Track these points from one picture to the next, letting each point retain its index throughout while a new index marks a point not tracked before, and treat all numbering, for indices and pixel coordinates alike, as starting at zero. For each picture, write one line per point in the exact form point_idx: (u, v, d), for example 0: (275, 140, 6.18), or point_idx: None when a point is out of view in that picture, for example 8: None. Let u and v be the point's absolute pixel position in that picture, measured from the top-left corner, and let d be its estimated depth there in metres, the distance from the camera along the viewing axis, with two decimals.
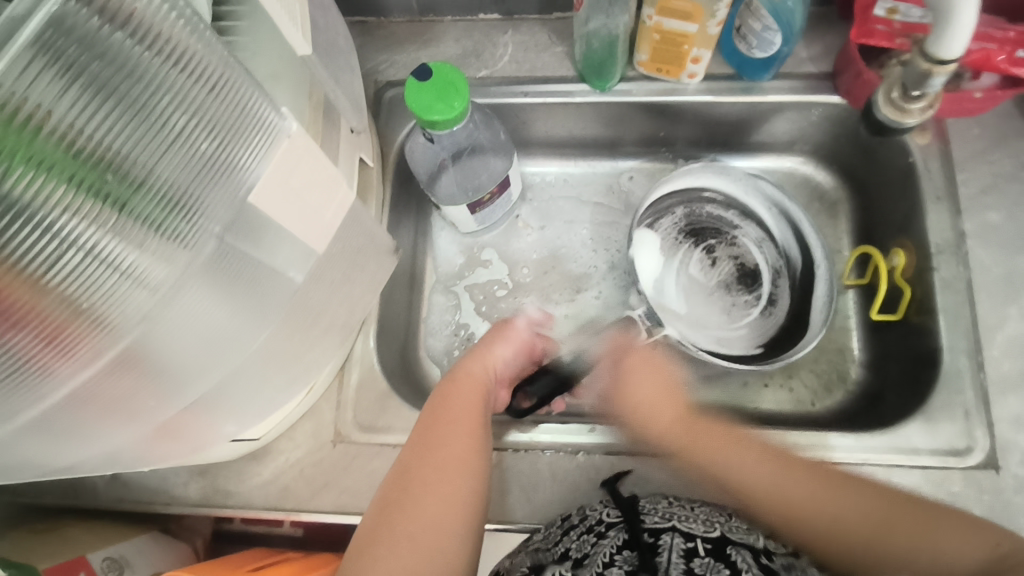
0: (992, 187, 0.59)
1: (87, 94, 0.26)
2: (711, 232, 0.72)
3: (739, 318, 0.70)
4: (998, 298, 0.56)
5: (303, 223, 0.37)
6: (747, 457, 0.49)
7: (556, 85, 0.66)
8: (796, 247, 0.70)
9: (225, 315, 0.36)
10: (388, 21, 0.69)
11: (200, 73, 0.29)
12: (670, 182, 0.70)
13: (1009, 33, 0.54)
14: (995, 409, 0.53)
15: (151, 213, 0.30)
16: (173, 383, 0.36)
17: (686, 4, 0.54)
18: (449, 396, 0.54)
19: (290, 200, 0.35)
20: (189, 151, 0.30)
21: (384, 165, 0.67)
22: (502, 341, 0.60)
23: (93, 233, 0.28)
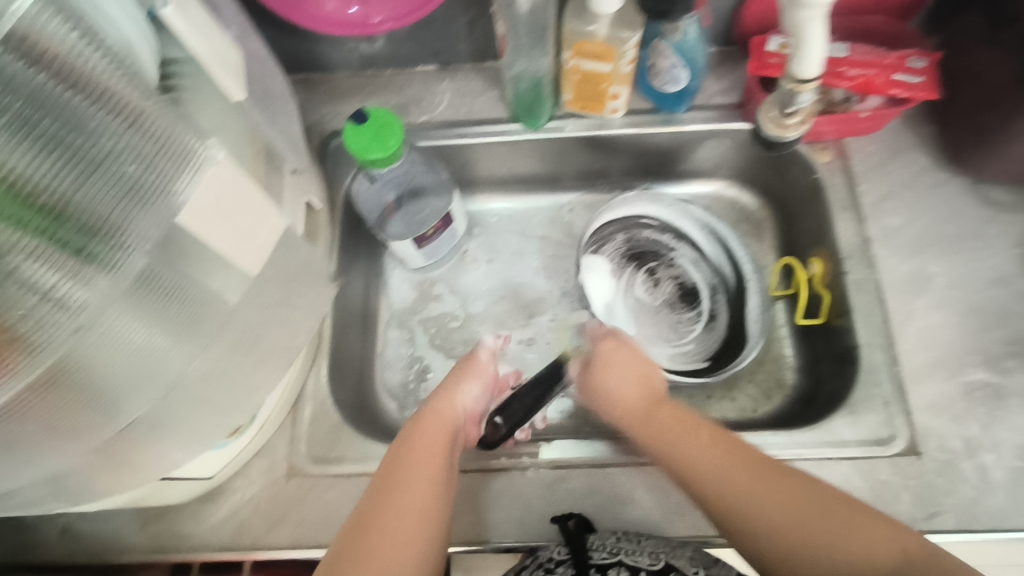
0: (891, 195, 0.64)
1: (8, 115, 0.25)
2: (651, 256, 0.76)
3: (685, 334, 0.73)
4: (904, 295, 0.61)
5: (238, 245, 0.34)
6: (702, 454, 0.49)
7: (492, 125, 0.71)
8: (728, 264, 0.74)
9: (160, 336, 0.34)
10: (332, 76, 0.74)
11: (119, 96, 0.28)
12: (606, 213, 0.75)
13: (886, 59, 0.61)
14: (912, 397, 0.57)
15: (79, 238, 0.28)
16: (105, 403, 0.34)
17: (598, 46, 0.60)
18: (416, 435, 0.54)
19: (219, 224, 0.32)
20: (112, 173, 0.28)
21: (333, 207, 0.70)
22: (472, 374, 0.61)
23: (14, 256, 0.26)
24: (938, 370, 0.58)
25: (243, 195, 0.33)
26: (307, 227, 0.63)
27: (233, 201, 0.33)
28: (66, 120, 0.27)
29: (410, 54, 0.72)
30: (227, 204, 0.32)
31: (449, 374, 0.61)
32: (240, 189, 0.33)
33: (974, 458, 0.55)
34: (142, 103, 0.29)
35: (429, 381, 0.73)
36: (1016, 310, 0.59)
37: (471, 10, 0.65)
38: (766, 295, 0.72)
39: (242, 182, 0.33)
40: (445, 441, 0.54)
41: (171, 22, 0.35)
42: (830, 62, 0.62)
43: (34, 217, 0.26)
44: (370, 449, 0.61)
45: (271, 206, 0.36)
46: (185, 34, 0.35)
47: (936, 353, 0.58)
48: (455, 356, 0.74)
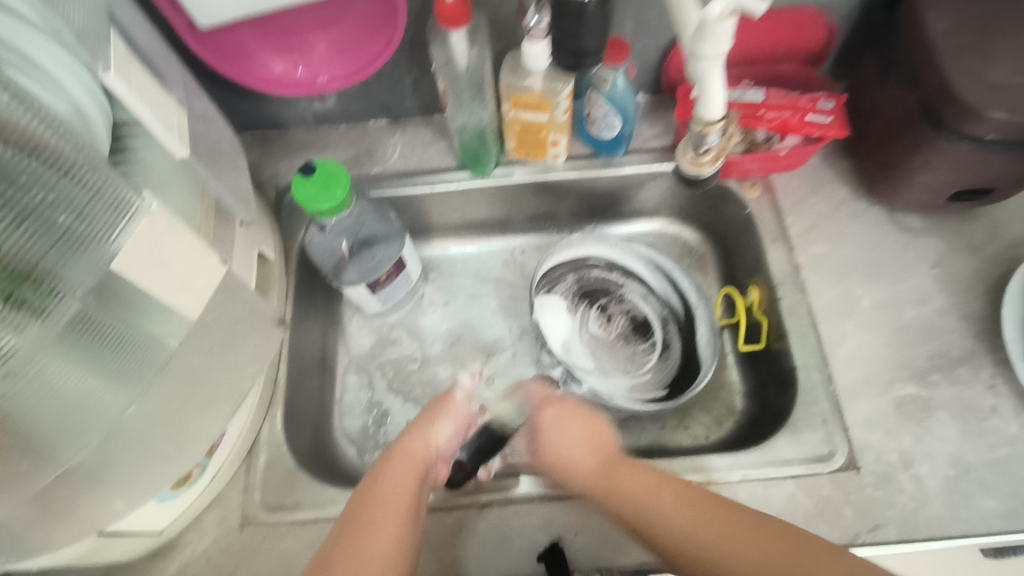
0: (816, 225, 0.69)
1: None
2: (603, 292, 0.78)
3: (642, 365, 0.75)
4: (834, 318, 0.64)
5: (177, 289, 0.36)
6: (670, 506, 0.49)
7: (441, 174, 0.75)
8: (675, 294, 0.77)
9: (90, 379, 0.34)
10: (287, 133, 0.77)
11: (54, 149, 0.29)
12: (555, 254, 0.77)
13: (799, 102, 0.66)
14: (848, 413, 0.60)
15: (11, 290, 0.28)
16: (37, 453, 0.33)
17: (533, 98, 0.64)
18: (380, 481, 0.53)
19: (160, 272, 0.35)
20: (45, 222, 0.29)
21: (288, 256, 0.72)
22: (445, 415, 0.60)
23: None
24: (871, 386, 0.61)
25: (180, 242, 0.36)
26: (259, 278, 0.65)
27: (171, 248, 0.35)
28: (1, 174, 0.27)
29: (361, 110, 0.75)
30: (164, 250, 0.35)
31: (422, 416, 0.60)
32: (177, 236, 0.35)
33: (910, 468, 0.57)
34: (78, 158, 0.30)
35: (388, 425, 0.73)
36: (936, 327, 0.63)
37: (416, 68, 0.69)
38: (715, 323, 0.74)
39: (177, 229, 0.35)
40: (411, 484, 0.53)
41: (112, 87, 0.37)
42: (749, 106, 0.67)
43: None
44: (324, 493, 0.60)
45: (209, 251, 0.38)
46: (126, 97, 0.38)
47: (868, 371, 0.61)
48: (414, 398, 0.75)
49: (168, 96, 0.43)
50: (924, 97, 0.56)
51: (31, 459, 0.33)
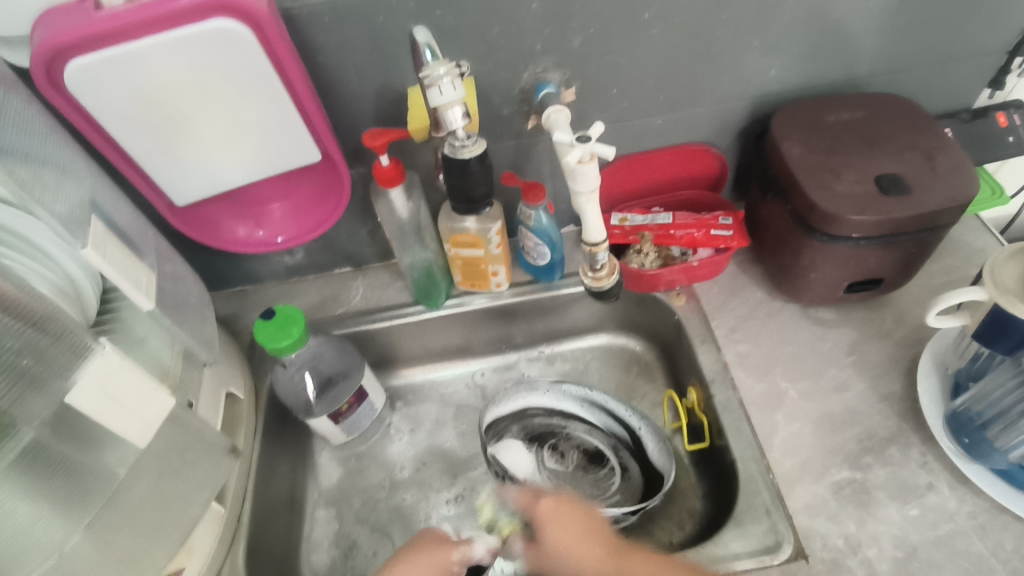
0: (738, 326, 0.75)
1: None
2: (551, 435, 0.81)
3: (607, 489, 0.77)
4: (764, 409, 0.68)
5: (129, 422, 0.42)
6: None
7: (399, 310, 0.83)
8: (617, 424, 0.79)
9: (38, 505, 0.39)
10: (262, 286, 0.86)
11: (18, 301, 0.37)
12: (494, 409, 0.80)
13: (703, 221, 0.76)
14: (790, 501, 0.61)
15: None
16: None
17: (469, 236, 0.74)
18: None
19: (111, 406, 0.40)
20: (9, 362, 0.36)
21: (258, 396, 0.77)
22: (422, 557, 0.58)
23: None
24: (807, 473, 0.63)
25: (133, 380, 0.41)
26: (225, 420, 0.71)
27: (124, 383, 0.41)
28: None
29: (327, 261, 0.85)
30: (117, 385, 0.40)
31: (409, 553, 0.59)
32: (130, 376, 0.41)
33: (858, 553, 0.57)
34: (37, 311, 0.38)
35: (355, 557, 0.74)
36: (859, 410, 0.66)
37: (369, 222, 0.80)
38: (662, 434, 0.77)
39: (130, 370, 0.41)
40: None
41: (90, 258, 0.45)
42: (661, 227, 0.76)
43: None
44: None
45: (160, 387, 0.44)
46: (102, 265, 0.46)
47: (802, 458, 0.64)
48: (380, 528, 0.76)
49: (140, 262, 0.51)
50: (795, 209, 0.66)
51: None
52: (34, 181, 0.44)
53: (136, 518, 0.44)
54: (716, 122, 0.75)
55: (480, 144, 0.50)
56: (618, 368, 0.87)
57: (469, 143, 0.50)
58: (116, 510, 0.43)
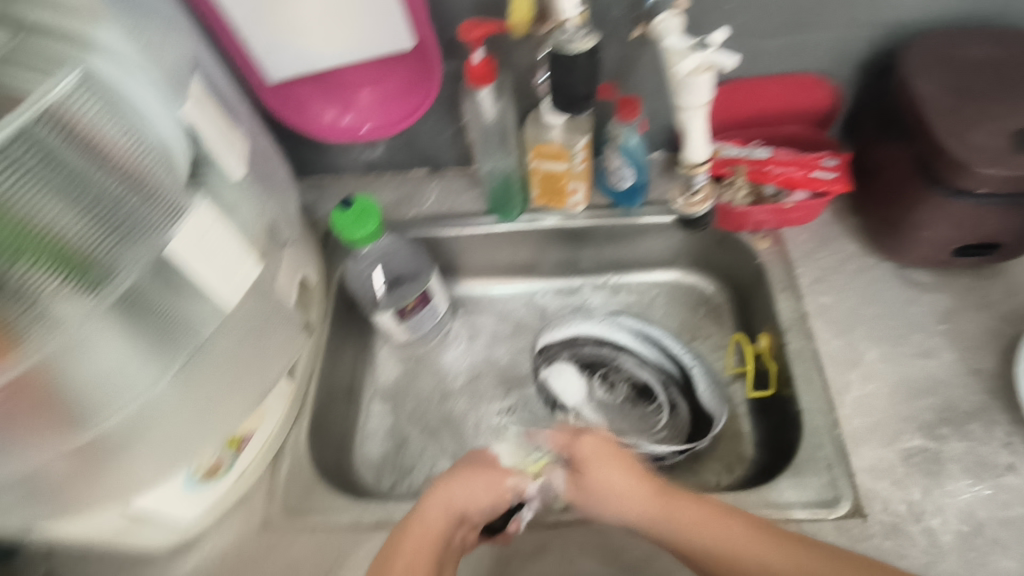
0: (824, 277, 0.71)
1: (40, 170, 0.33)
2: (602, 365, 0.80)
3: (654, 424, 0.76)
4: (840, 364, 0.65)
5: (218, 277, 0.43)
6: (712, 532, 0.52)
7: (470, 218, 0.82)
8: (669, 359, 0.77)
9: (132, 344, 0.42)
10: (340, 179, 0.87)
11: (118, 152, 0.37)
12: (548, 334, 0.80)
13: (806, 160, 0.71)
14: (854, 461, 0.59)
15: (77, 263, 0.36)
16: (85, 401, 0.40)
17: (553, 148, 0.71)
18: (403, 547, 0.54)
19: (203, 260, 0.42)
20: (109, 213, 0.37)
21: (328, 286, 0.79)
22: (479, 478, 0.60)
23: (30, 273, 0.34)
24: (877, 435, 0.60)
25: (223, 237, 0.43)
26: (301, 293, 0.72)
27: (215, 240, 0.42)
28: (75, 175, 0.35)
29: (405, 161, 0.84)
30: (211, 240, 0.42)
31: (461, 468, 0.61)
32: (220, 234, 0.43)
33: (920, 521, 0.55)
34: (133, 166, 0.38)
35: (406, 451, 0.77)
36: (945, 380, 0.63)
37: (452, 124, 0.78)
38: (715, 380, 0.75)
39: (221, 228, 0.43)
40: (431, 556, 0.54)
41: (189, 117, 0.45)
42: (757, 162, 0.71)
43: (47, 239, 0.34)
44: (336, 502, 0.64)
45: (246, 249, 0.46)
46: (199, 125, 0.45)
47: (874, 419, 0.61)
48: (432, 427, 0.79)
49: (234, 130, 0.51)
50: (918, 154, 0.60)
51: (73, 403, 0.40)
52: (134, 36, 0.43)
53: (211, 371, 0.47)
54: (841, 50, 0.68)
55: (592, 40, 0.46)
56: (685, 307, 0.84)
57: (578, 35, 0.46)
58: (196, 360, 0.45)
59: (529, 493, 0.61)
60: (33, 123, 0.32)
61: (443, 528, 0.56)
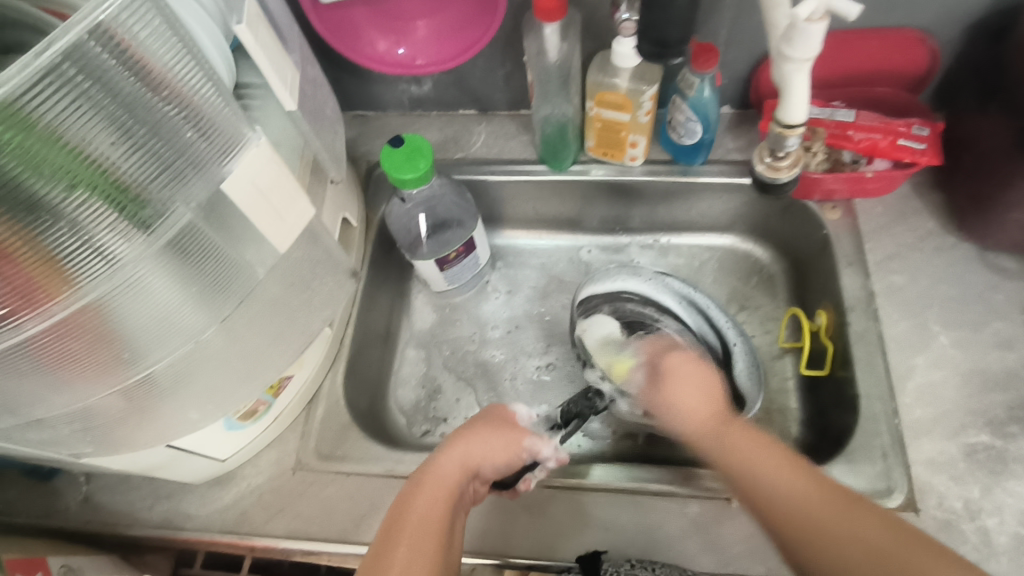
0: (896, 255, 0.66)
1: (90, 94, 0.30)
2: (641, 327, 0.76)
3: None
4: (906, 350, 0.61)
5: (269, 219, 0.40)
6: (779, 473, 0.49)
7: (519, 165, 0.78)
8: (712, 331, 0.73)
9: (188, 290, 0.38)
10: (384, 114, 0.82)
11: (179, 80, 0.33)
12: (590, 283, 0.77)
13: (893, 126, 0.65)
14: (911, 452, 0.57)
15: (128, 201, 0.33)
16: (136, 345, 0.38)
17: (618, 97, 0.65)
18: (421, 493, 0.53)
19: (258, 199, 0.39)
20: (164, 146, 0.33)
21: (368, 228, 0.77)
22: (494, 433, 0.59)
23: (76, 208, 0.31)
24: (938, 427, 0.57)
25: (277, 176, 0.40)
26: (341, 236, 0.71)
27: (270, 177, 0.39)
28: (129, 101, 0.31)
29: (454, 100, 0.80)
30: (266, 179, 0.39)
31: (477, 423, 0.60)
32: (275, 172, 0.39)
33: (976, 520, 0.53)
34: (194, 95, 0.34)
35: (439, 401, 0.76)
36: (1019, 375, 0.59)
37: (509, 63, 0.72)
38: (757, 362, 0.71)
39: (279, 165, 0.39)
40: (445, 509, 0.52)
41: (242, 36, 0.41)
42: (838, 125, 0.65)
43: (95, 169, 0.31)
44: (371, 450, 0.64)
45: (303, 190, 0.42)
46: (252, 47, 0.41)
47: (937, 410, 0.58)
48: (466, 378, 0.78)
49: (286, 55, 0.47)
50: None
51: (125, 346, 0.37)
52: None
53: (256, 317, 0.44)
54: (951, 4, 0.61)
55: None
56: (737, 274, 0.80)
57: None
58: (243, 305, 0.43)
59: (544, 454, 0.61)
60: (86, 39, 0.28)
61: (459, 478, 0.55)
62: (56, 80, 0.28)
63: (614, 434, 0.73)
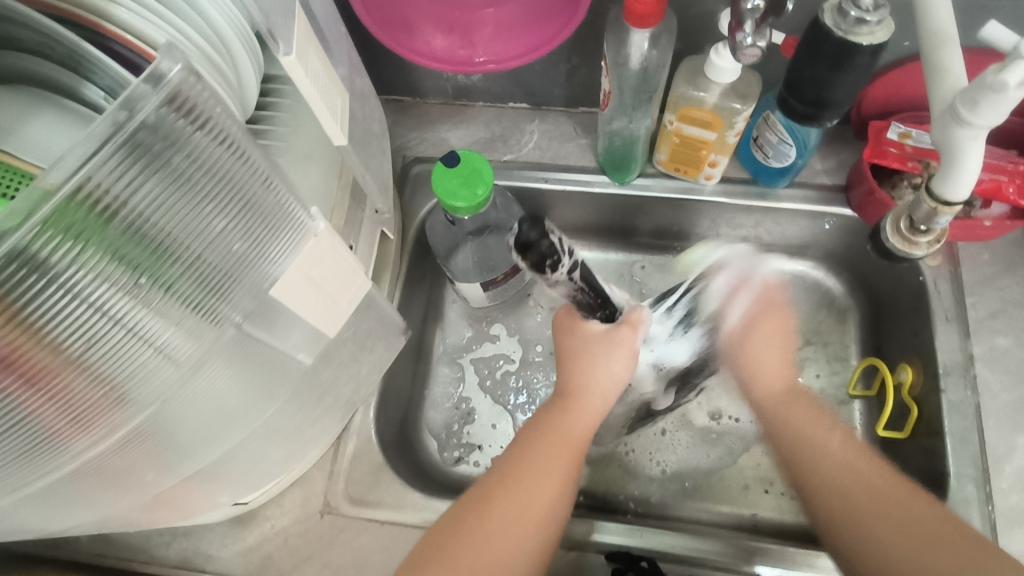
0: (1001, 312, 0.59)
1: (153, 185, 0.26)
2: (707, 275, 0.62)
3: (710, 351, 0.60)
4: (1006, 427, 0.56)
5: (322, 311, 0.37)
6: (829, 443, 0.55)
7: (577, 174, 0.68)
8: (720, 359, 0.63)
9: (237, 389, 0.36)
10: (423, 101, 0.72)
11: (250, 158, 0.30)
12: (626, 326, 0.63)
13: (1019, 166, 0.56)
14: (1004, 545, 0.52)
15: (185, 296, 0.30)
16: (177, 452, 0.36)
17: (706, 115, 0.56)
18: (530, 459, 0.50)
19: (312, 291, 0.36)
20: (228, 235, 0.31)
21: (404, 237, 0.68)
22: (615, 348, 0.52)
23: (135, 309, 0.28)
24: None
25: (336, 262, 0.36)
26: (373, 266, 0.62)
27: (327, 268, 0.36)
28: (197, 191, 0.28)
29: (505, 91, 0.69)
30: (321, 270, 0.36)
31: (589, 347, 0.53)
32: (335, 257, 0.36)
33: None
34: (259, 183, 0.31)
35: (473, 426, 0.71)
36: None
37: (575, 59, 0.62)
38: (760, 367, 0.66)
39: (337, 249, 0.36)
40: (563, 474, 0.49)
41: (290, 68, 0.32)
42: None
43: (158, 265, 0.29)
44: (407, 496, 0.59)
45: (360, 268, 0.39)
46: (300, 82, 0.33)
47: None
48: (503, 403, 0.72)
49: (335, 75, 0.39)
50: None
51: (173, 447, 0.35)
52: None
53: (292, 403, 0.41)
54: None
55: (886, 29, 0.41)
56: (806, 305, 0.73)
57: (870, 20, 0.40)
58: (282, 398, 0.40)
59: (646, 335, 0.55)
60: (157, 118, 0.25)
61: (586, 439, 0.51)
62: (125, 171, 0.25)
63: (664, 474, 0.68)
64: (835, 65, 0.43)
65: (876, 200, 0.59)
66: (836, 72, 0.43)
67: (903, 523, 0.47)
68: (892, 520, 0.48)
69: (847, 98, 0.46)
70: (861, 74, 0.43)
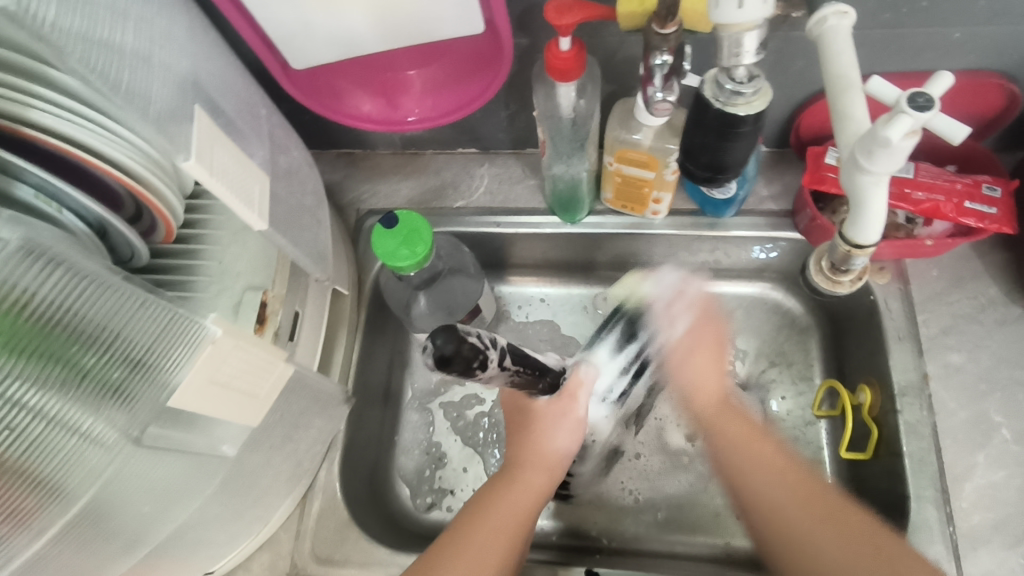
0: (953, 328, 0.60)
1: (53, 286, 0.28)
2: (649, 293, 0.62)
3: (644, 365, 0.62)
4: (963, 445, 0.56)
5: (236, 403, 0.38)
6: (767, 470, 0.52)
7: (528, 217, 0.69)
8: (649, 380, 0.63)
9: (172, 472, 0.37)
10: (373, 153, 0.73)
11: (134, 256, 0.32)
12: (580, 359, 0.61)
13: (956, 184, 0.57)
14: (966, 565, 0.52)
15: (107, 388, 0.31)
16: (116, 543, 0.36)
17: (642, 155, 0.57)
18: (481, 520, 0.51)
19: (220, 392, 0.36)
20: (136, 332, 0.32)
21: (360, 290, 0.69)
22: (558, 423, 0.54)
23: (55, 403, 0.29)
24: (999, 535, 0.53)
25: (244, 358, 0.37)
26: (325, 335, 0.62)
27: (235, 365, 0.37)
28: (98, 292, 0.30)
29: (451, 138, 0.70)
30: (228, 370, 0.36)
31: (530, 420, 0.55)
32: (241, 352, 0.37)
33: None
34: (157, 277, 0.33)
35: (444, 470, 0.71)
36: None
37: (513, 104, 0.63)
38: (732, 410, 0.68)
39: (242, 344, 0.37)
40: (513, 532, 0.51)
41: (193, 172, 0.35)
42: (895, 182, 0.57)
43: (74, 362, 0.30)
44: (374, 552, 0.59)
45: (273, 351, 0.40)
46: (206, 181, 0.35)
47: (997, 515, 0.53)
48: (474, 445, 0.72)
49: (252, 164, 0.40)
50: None
51: (116, 535, 0.35)
52: (96, 28, 0.32)
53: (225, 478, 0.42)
54: None
55: (762, 98, 0.42)
56: (767, 327, 0.73)
57: (745, 90, 0.42)
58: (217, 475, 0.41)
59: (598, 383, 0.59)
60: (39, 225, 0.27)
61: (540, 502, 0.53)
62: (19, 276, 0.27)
63: (637, 502, 0.68)
64: (721, 139, 0.44)
65: (819, 225, 0.60)
66: (723, 142, 0.44)
67: (842, 538, 0.48)
68: (827, 530, 0.48)
69: (741, 160, 0.47)
70: (747, 142, 0.45)
